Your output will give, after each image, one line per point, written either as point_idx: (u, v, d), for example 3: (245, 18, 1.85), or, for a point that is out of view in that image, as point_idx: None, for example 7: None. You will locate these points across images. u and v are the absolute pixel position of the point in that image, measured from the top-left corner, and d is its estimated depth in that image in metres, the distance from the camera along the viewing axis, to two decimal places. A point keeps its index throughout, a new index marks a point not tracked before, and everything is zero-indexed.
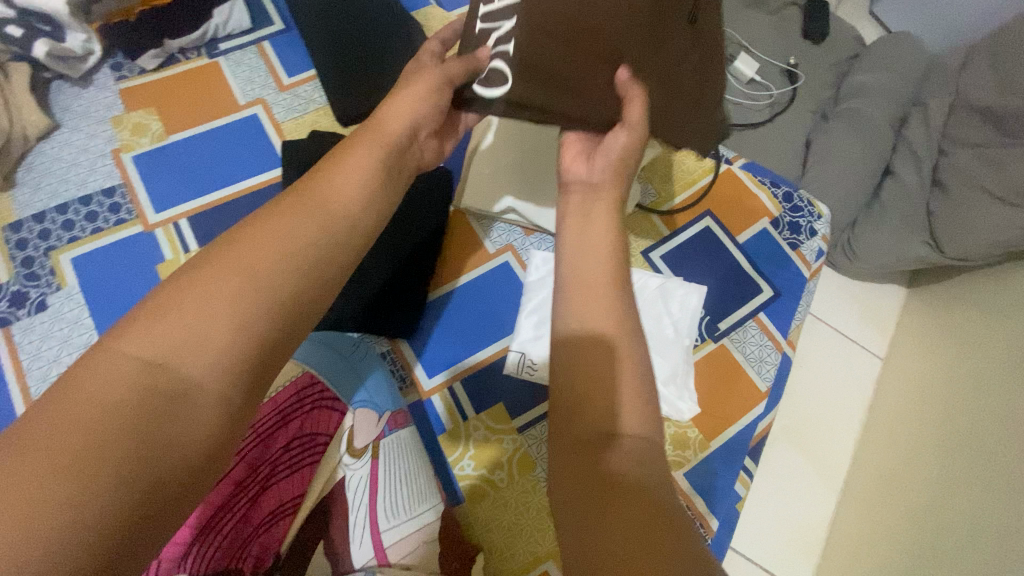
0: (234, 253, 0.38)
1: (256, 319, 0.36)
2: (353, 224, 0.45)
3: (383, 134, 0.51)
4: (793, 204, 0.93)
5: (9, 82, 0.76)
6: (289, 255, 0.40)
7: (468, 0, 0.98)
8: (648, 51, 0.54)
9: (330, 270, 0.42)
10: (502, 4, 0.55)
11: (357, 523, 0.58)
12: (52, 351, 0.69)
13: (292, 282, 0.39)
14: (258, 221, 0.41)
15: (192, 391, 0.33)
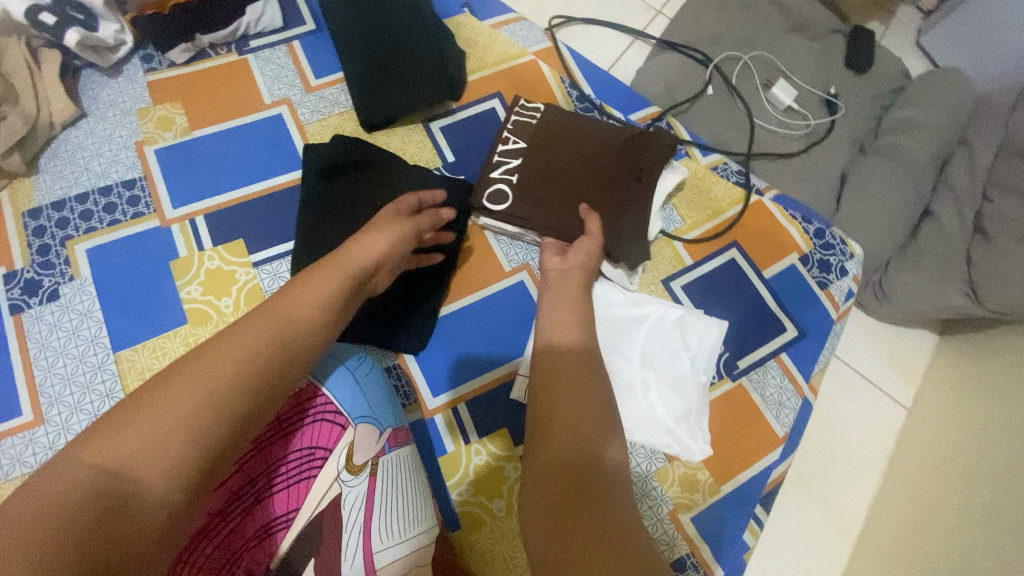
0: (187, 374, 0.44)
1: (206, 430, 0.42)
2: (301, 342, 0.52)
3: (344, 270, 0.58)
4: (825, 241, 0.89)
5: (40, 69, 0.77)
6: (238, 372, 0.46)
7: (502, 11, 0.96)
8: (607, 200, 0.77)
9: (277, 383, 0.49)
10: (513, 148, 0.79)
11: (350, 544, 0.55)
12: (59, 341, 0.68)
13: (240, 398, 0.45)
14: (214, 341, 0.47)
15: (155, 462, 0.40)
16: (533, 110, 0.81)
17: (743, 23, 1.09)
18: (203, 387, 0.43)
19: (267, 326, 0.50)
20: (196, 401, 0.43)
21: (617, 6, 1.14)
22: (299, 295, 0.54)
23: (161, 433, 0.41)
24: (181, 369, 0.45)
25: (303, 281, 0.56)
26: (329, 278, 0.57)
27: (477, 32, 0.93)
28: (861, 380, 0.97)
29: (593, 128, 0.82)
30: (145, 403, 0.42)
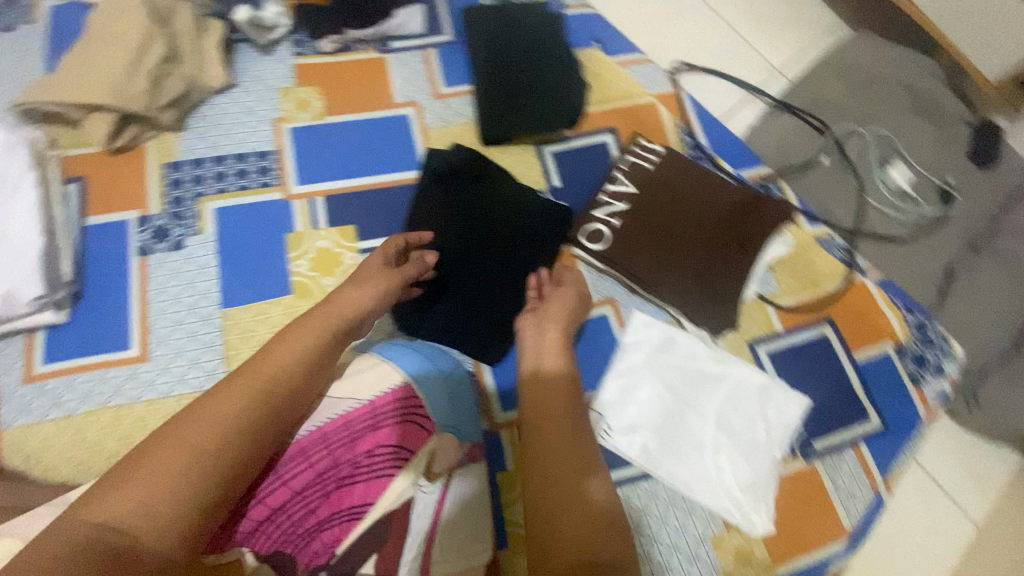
0: (180, 434, 0.45)
1: (199, 489, 0.43)
2: (287, 386, 0.51)
3: (330, 315, 0.58)
4: (924, 335, 0.85)
5: (205, 36, 0.83)
6: (235, 426, 0.46)
7: (629, 49, 0.98)
8: (703, 259, 0.76)
9: (264, 430, 0.48)
10: (621, 190, 0.78)
11: (412, 550, 0.55)
12: (174, 288, 0.73)
13: (232, 447, 0.45)
14: (206, 397, 0.48)
15: (146, 520, 0.40)
16: (651, 152, 0.80)
17: (866, 99, 1.07)
18: (196, 443, 0.44)
19: (253, 380, 0.50)
20: (189, 456, 0.43)
21: (740, 60, 1.13)
22: (283, 352, 0.53)
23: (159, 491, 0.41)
24: (176, 425, 0.45)
25: (291, 335, 0.55)
26: (314, 337, 0.55)
27: (603, 66, 0.95)
28: (935, 490, 0.91)
29: (706, 183, 0.79)
30: (143, 462, 0.43)
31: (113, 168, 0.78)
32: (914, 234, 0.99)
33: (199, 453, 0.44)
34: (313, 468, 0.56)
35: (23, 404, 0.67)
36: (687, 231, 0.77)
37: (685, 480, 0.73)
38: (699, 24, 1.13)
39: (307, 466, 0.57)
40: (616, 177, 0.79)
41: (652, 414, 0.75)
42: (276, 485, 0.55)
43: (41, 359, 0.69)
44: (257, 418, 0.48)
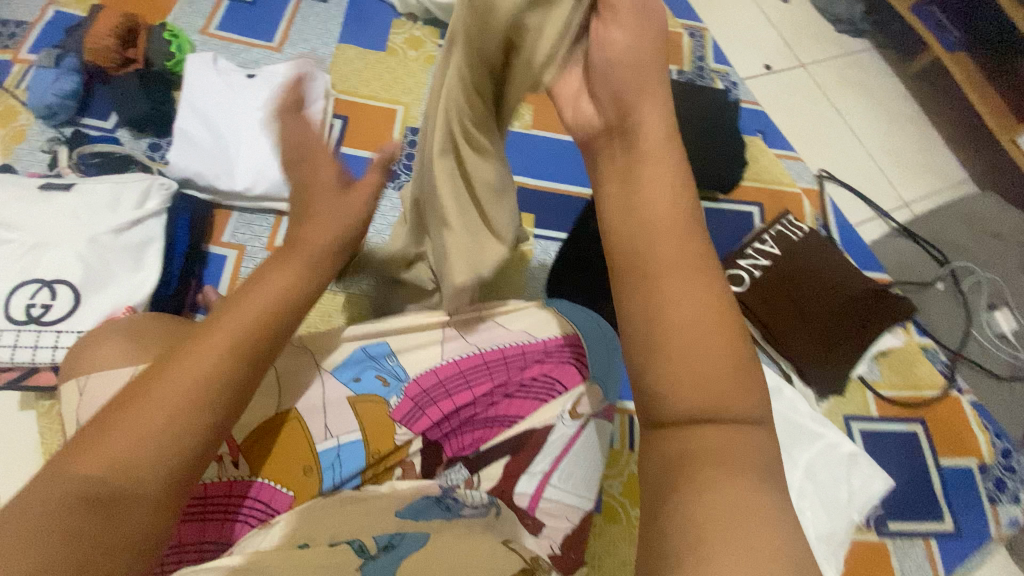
0: (167, 372, 0.36)
1: (192, 427, 0.35)
2: (281, 313, 0.43)
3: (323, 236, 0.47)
4: (1008, 462, 0.90)
5: None
6: (235, 351, 0.39)
7: (786, 146, 1.15)
8: (825, 327, 0.88)
9: (256, 351, 0.40)
10: (765, 250, 0.92)
11: (535, 470, 0.64)
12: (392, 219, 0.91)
13: (235, 381, 0.38)
14: (204, 332, 0.39)
15: (137, 467, 0.33)
16: (797, 229, 0.95)
17: (983, 251, 1.16)
18: (173, 396, 0.35)
19: (223, 320, 0.40)
20: (180, 402, 0.35)
21: (874, 185, 1.27)
22: (269, 287, 0.43)
23: (146, 431, 0.34)
24: (161, 370, 0.37)
25: (261, 280, 0.43)
26: (276, 274, 0.44)
27: (761, 153, 1.11)
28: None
29: (839, 267, 0.92)
30: (128, 415, 0.34)
31: (369, 115, 0.98)
32: (1009, 377, 1.02)
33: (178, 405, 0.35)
34: (485, 380, 0.67)
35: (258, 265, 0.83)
36: (814, 298, 0.89)
37: None
38: (842, 147, 1.31)
39: (487, 378, 0.67)
40: (765, 239, 0.93)
41: None
42: (462, 386, 0.66)
43: (281, 237, 0.86)
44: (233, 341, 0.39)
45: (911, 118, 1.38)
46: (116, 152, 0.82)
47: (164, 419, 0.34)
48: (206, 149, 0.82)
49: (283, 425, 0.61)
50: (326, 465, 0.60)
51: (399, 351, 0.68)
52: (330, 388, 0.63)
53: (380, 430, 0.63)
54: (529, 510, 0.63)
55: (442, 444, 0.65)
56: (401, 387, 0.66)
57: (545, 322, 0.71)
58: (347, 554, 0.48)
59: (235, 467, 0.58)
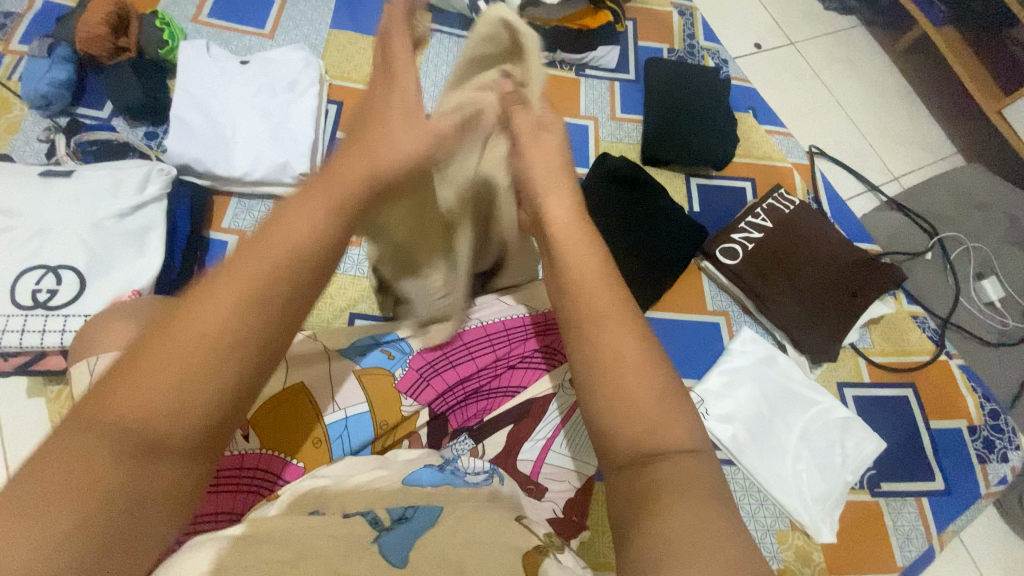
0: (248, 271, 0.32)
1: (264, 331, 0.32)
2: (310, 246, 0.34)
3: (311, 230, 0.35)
4: (996, 422, 0.92)
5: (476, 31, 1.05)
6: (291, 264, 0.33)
7: (778, 124, 1.16)
8: (817, 297, 0.90)
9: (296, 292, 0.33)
10: (758, 224, 0.94)
11: (537, 436, 0.66)
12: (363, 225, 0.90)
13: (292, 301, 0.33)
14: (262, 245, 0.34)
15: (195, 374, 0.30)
16: (788, 202, 0.97)
17: (975, 219, 1.15)
18: (190, 363, 0.29)
19: (250, 270, 0.32)
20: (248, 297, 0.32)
21: (864, 161, 1.28)
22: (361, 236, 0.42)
23: (161, 391, 0.29)
24: (178, 323, 0.30)
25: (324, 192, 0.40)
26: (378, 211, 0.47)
27: (752, 130, 1.13)
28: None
29: (830, 239, 0.95)
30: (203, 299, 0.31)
31: None
32: (997, 342, 1.04)
33: (210, 365, 0.30)
34: (487, 353, 0.68)
35: None
36: (806, 269, 0.92)
37: (763, 475, 0.82)
38: (832, 124, 1.32)
39: (490, 349, 0.68)
40: (758, 213, 0.96)
41: (748, 412, 0.85)
42: (464, 358, 0.68)
43: None
44: (291, 305, 0.33)
45: (900, 93, 1.39)
46: (114, 140, 0.82)
47: (186, 389, 0.29)
48: (203, 135, 0.81)
49: (291, 399, 0.61)
50: (334, 437, 0.61)
51: (402, 327, 0.69)
52: (335, 365, 0.64)
53: (387, 404, 0.64)
54: (532, 475, 0.66)
55: (447, 417, 0.67)
56: (406, 360, 0.66)
57: (545, 295, 0.72)
58: (362, 526, 0.47)
59: (246, 440, 0.58)
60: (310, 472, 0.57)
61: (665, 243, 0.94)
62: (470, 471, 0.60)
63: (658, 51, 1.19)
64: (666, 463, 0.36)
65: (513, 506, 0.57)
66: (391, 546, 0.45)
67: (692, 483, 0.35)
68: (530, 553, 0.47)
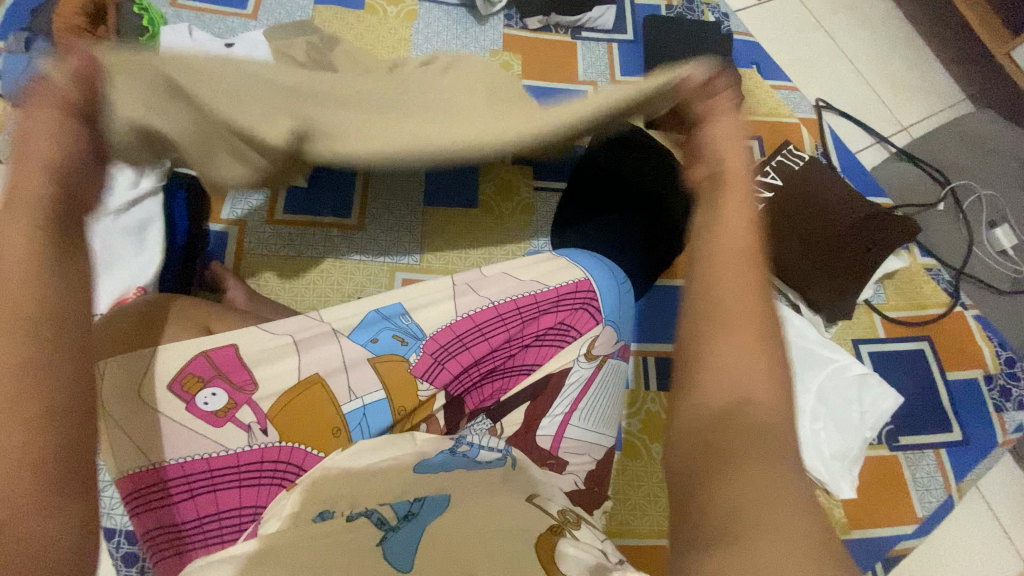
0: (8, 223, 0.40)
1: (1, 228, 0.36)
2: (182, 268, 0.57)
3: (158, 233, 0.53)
4: (1012, 371, 0.92)
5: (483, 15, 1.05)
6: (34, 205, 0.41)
7: (782, 78, 1.13)
8: (830, 253, 0.88)
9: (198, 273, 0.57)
10: (766, 184, 0.93)
11: (555, 411, 0.67)
12: (247, 222, 0.83)
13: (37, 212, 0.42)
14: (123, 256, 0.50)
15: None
16: (797, 158, 0.95)
17: (986, 165, 1.13)
18: None
19: None
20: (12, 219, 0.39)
21: (869, 112, 1.25)
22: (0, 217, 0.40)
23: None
24: None
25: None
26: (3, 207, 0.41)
27: (757, 86, 1.09)
28: (998, 531, 0.89)
29: (840, 192, 0.92)
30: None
31: None
32: (1011, 290, 1.03)
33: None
34: (502, 336, 0.67)
35: (264, 240, 0.83)
36: (818, 224, 0.90)
37: None
38: (837, 75, 1.28)
39: (504, 329, 0.67)
40: (767, 171, 0.94)
41: None
42: (479, 339, 0.67)
43: (281, 209, 0.85)
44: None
45: (907, 39, 1.34)
46: None
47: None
48: None
49: (308, 390, 0.61)
50: (354, 426, 0.62)
51: (414, 309, 0.67)
52: (348, 352, 0.63)
53: (402, 391, 0.64)
54: (552, 450, 0.66)
55: (464, 398, 0.68)
56: (420, 344, 0.65)
57: (558, 270, 0.72)
58: None
59: (264, 434, 0.58)
60: (323, 460, 0.56)
61: (673, 207, 0.91)
62: (486, 448, 0.62)
63: (655, 9, 1.14)
64: (721, 435, 0.33)
65: (529, 487, 0.57)
66: (398, 552, 0.46)
67: (755, 450, 0.32)
68: (542, 537, 0.48)
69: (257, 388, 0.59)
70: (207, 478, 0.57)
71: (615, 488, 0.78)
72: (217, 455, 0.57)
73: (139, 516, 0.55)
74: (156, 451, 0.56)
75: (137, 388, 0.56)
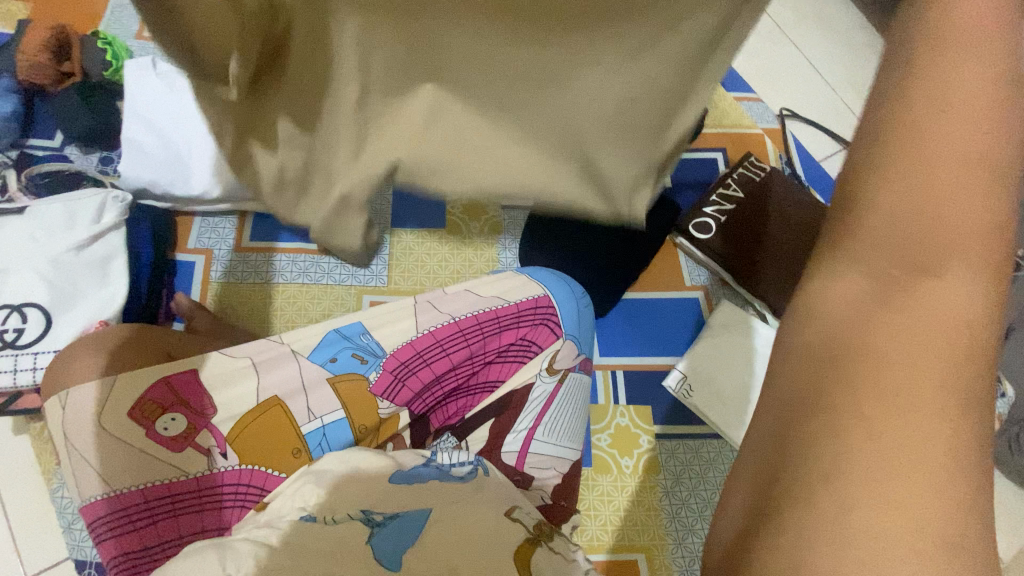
0: None
1: None
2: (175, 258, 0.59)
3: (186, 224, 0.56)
4: None
5: None
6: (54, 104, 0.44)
7: (745, 88, 1.15)
8: (793, 259, 0.89)
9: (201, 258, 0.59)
10: (729, 195, 0.94)
11: (519, 426, 0.67)
12: (214, 251, 0.84)
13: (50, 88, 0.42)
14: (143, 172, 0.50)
15: None
16: (760, 168, 0.96)
17: None
18: None
19: None
20: None
21: (834, 118, 1.27)
22: None
23: None
24: None
25: None
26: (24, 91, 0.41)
27: (720, 97, 1.11)
28: None
29: (804, 199, 0.93)
30: None
31: None
32: None
33: None
34: (462, 354, 0.67)
35: (229, 266, 0.84)
36: (781, 231, 0.90)
37: None
38: (802, 83, 1.30)
39: (464, 345, 0.67)
40: (729, 183, 0.95)
41: (733, 383, 0.85)
42: (439, 355, 0.66)
43: (247, 236, 0.86)
44: None
45: (873, 44, 1.35)
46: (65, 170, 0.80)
47: None
48: (156, 157, 0.78)
49: (267, 412, 0.60)
50: (313, 446, 0.61)
51: (374, 329, 0.67)
52: (306, 371, 0.62)
53: (363, 409, 0.64)
54: (518, 466, 0.66)
55: (430, 416, 0.68)
56: (379, 362, 0.65)
57: (520, 287, 0.72)
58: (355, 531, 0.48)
59: (224, 458, 0.58)
60: (292, 475, 0.57)
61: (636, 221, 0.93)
62: (456, 463, 0.62)
63: None
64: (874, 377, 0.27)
65: (504, 497, 0.57)
66: (385, 553, 0.45)
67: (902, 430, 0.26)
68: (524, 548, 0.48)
69: (217, 412, 0.59)
70: (166, 503, 0.55)
71: (586, 503, 0.78)
72: (177, 479, 0.56)
73: (102, 543, 0.54)
74: (111, 477, 0.54)
75: (94, 419, 0.55)
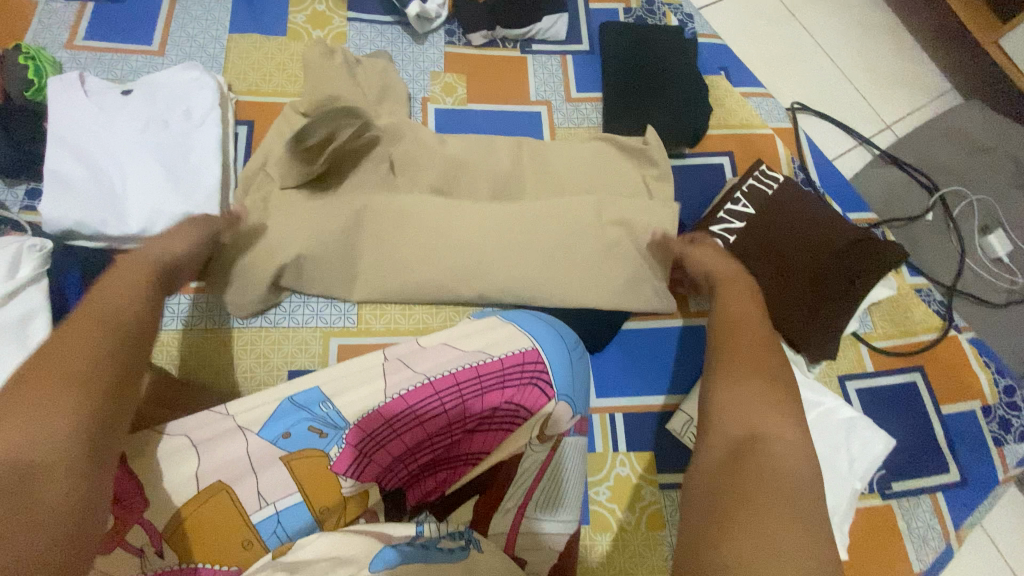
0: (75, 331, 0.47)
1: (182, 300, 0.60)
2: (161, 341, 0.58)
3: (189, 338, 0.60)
4: (1012, 399, 0.85)
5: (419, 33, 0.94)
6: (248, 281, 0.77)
7: (752, 82, 1.04)
8: (809, 284, 0.81)
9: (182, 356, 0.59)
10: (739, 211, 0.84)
11: (510, 502, 0.59)
12: None
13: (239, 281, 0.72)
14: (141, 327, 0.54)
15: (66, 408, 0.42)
16: (772, 179, 0.86)
17: (976, 165, 1.05)
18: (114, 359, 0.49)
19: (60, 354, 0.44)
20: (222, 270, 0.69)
21: (848, 111, 1.16)
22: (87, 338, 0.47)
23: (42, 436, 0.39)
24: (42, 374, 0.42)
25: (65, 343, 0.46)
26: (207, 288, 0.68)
27: (726, 94, 1.00)
28: (1000, 567, 0.83)
29: (823, 212, 0.84)
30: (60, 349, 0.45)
31: None
32: (1006, 302, 0.96)
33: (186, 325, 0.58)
34: (440, 425, 0.59)
35: (176, 312, 0.75)
36: (795, 253, 0.82)
37: None
38: (813, 72, 1.18)
39: (441, 413, 0.59)
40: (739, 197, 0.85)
41: None
42: (412, 424, 0.58)
43: None
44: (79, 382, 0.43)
45: (890, 25, 1.23)
46: None
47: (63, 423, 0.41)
48: (87, 193, 0.70)
49: (208, 500, 0.52)
50: (267, 535, 0.53)
51: (335, 396, 0.58)
52: (255, 452, 0.54)
53: (321, 486, 0.55)
54: (509, 547, 0.58)
55: (407, 490, 0.60)
56: (341, 435, 0.57)
57: (507, 341, 0.64)
58: None
59: (160, 557, 0.50)
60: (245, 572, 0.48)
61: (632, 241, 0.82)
62: (442, 538, 0.54)
63: (612, 13, 1.03)
64: None
65: None
66: None
67: None
68: None
69: (150, 503, 0.50)
70: None
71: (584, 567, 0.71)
72: None
73: None
74: None
75: None
